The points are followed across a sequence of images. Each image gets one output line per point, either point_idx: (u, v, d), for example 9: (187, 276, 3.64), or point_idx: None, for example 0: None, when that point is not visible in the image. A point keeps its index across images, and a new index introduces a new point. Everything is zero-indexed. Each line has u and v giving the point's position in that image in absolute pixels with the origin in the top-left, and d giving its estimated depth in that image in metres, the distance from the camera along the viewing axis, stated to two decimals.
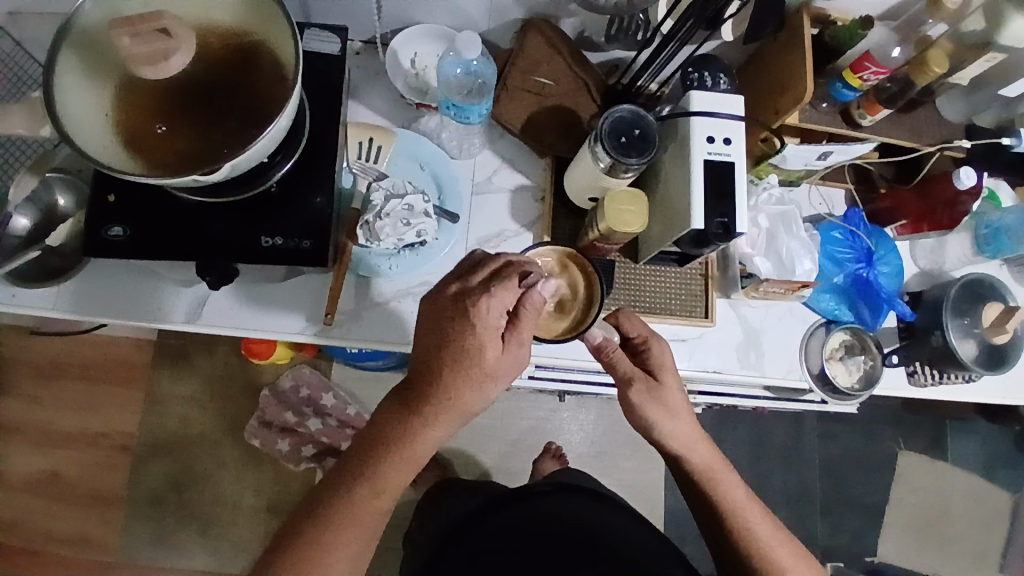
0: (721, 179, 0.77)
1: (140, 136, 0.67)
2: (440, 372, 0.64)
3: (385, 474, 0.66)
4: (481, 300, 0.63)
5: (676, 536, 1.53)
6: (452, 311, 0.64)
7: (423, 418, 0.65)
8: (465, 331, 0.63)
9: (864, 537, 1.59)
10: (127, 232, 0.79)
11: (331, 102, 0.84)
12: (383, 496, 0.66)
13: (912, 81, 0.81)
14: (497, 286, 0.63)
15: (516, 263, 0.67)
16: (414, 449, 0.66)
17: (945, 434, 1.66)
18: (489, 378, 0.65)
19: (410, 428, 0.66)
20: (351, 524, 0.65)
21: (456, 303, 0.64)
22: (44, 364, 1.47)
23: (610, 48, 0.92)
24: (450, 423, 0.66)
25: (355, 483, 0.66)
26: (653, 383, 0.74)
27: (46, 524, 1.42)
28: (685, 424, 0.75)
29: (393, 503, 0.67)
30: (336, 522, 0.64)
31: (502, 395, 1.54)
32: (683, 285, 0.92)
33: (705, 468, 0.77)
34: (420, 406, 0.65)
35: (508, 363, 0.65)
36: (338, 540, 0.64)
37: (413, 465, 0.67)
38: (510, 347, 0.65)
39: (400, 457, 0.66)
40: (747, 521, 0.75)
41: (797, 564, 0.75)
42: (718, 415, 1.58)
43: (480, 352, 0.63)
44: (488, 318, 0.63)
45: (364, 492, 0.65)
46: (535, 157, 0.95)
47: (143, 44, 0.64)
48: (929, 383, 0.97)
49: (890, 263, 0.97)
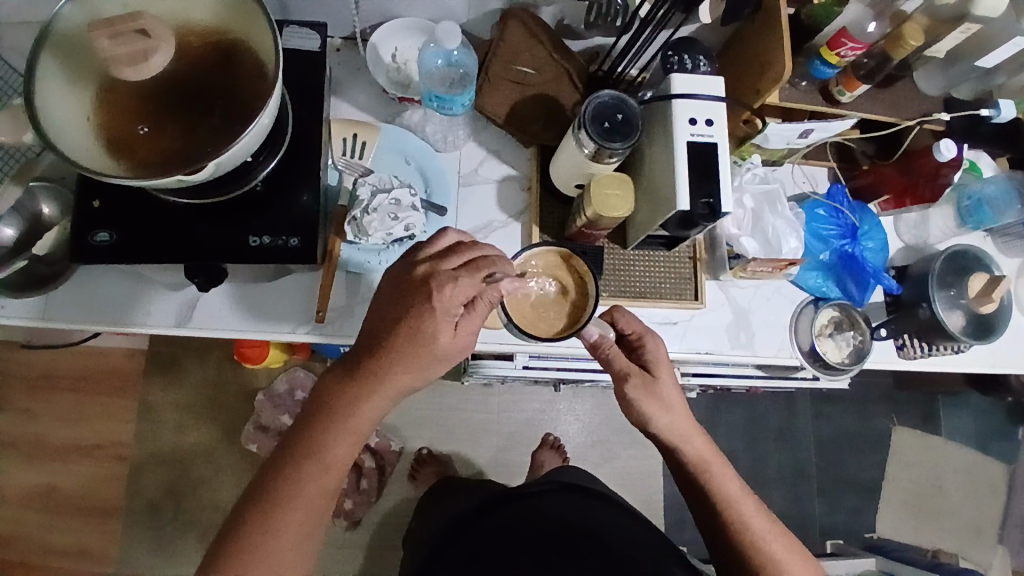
0: (705, 160, 0.77)
1: (123, 139, 0.67)
2: (389, 344, 0.64)
3: (331, 446, 0.65)
4: (444, 285, 0.64)
5: (675, 521, 1.54)
6: (412, 289, 0.65)
7: (369, 387, 0.65)
8: (422, 310, 0.64)
9: (861, 514, 1.60)
10: (113, 237, 0.78)
11: (313, 99, 0.84)
12: (331, 470, 0.65)
13: (889, 57, 0.82)
14: (463, 274, 0.64)
15: (487, 252, 0.67)
16: (359, 420, 0.66)
17: (937, 408, 1.68)
18: (436, 358, 0.65)
19: (355, 396, 0.65)
20: (302, 501, 0.64)
21: (422, 283, 0.64)
22: (36, 378, 1.46)
23: (590, 35, 0.93)
24: (393, 395, 0.66)
25: (304, 459, 0.64)
26: (648, 378, 0.75)
27: (45, 539, 1.40)
28: (682, 418, 0.76)
29: (339, 478, 0.66)
30: (286, 500, 0.63)
31: (497, 388, 1.55)
32: (671, 268, 0.92)
33: (699, 459, 0.77)
34: (368, 374, 0.65)
35: (460, 346, 0.66)
36: (284, 520, 0.63)
37: (360, 436, 0.67)
38: (462, 333, 0.65)
39: (345, 426, 0.65)
40: (742, 514, 0.75)
41: (792, 558, 0.74)
42: (712, 400, 1.59)
43: (433, 333, 0.64)
44: (448, 304, 0.64)
45: (313, 468, 0.64)
46: (519, 147, 0.96)
47: (123, 45, 0.64)
48: (918, 355, 0.98)
49: (875, 239, 0.99)
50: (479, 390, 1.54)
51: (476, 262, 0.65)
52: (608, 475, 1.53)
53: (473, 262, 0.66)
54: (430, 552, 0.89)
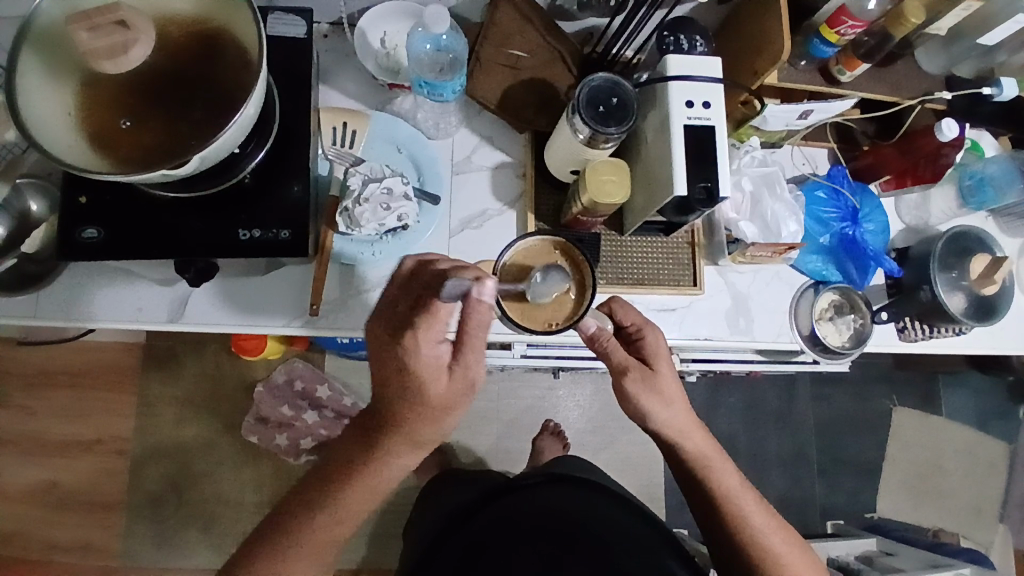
0: (702, 144, 0.76)
1: (105, 133, 0.65)
2: (394, 409, 0.63)
3: (343, 503, 0.67)
4: (408, 339, 0.60)
5: (676, 505, 1.54)
6: (391, 343, 0.61)
7: (382, 448, 0.66)
8: (405, 368, 0.61)
9: (861, 494, 1.61)
10: (101, 233, 0.77)
11: (301, 88, 0.82)
12: (343, 521, 0.68)
13: (889, 34, 0.80)
14: (420, 323, 0.59)
15: (445, 273, 0.60)
16: (372, 480, 0.67)
17: (937, 388, 1.68)
18: (439, 409, 0.63)
19: (372, 460, 0.66)
20: (309, 544, 0.67)
21: (391, 344, 0.61)
22: (34, 374, 1.45)
23: (583, 16, 0.90)
24: (410, 454, 0.66)
25: (315, 512, 0.67)
26: (648, 372, 0.74)
27: (49, 534, 1.40)
28: (680, 412, 0.75)
29: (353, 526, 0.69)
30: (297, 544, 0.67)
31: (497, 375, 1.54)
32: (670, 254, 0.91)
33: (698, 455, 0.76)
34: (380, 437, 0.66)
35: (458, 391, 0.63)
36: (293, 557, 0.67)
37: (374, 494, 0.68)
38: (458, 374, 0.62)
39: (360, 485, 0.67)
40: (742, 508, 0.75)
41: (791, 551, 0.75)
42: (712, 383, 1.58)
43: (423, 386, 0.61)
44: (425, 355, 0.60)
45: (324, 522, 0.67)
46: (512, 133, 0.94)
47: (102, 38, 0.62)
48: (918, 338, 0.97)
49: (875, 220, 0.97)
50: None
51: (431, 294, 0.59)
52: (609, 461, 1.53)
53: (428, 300, 0.59)
54: (426, 546, 0.88)
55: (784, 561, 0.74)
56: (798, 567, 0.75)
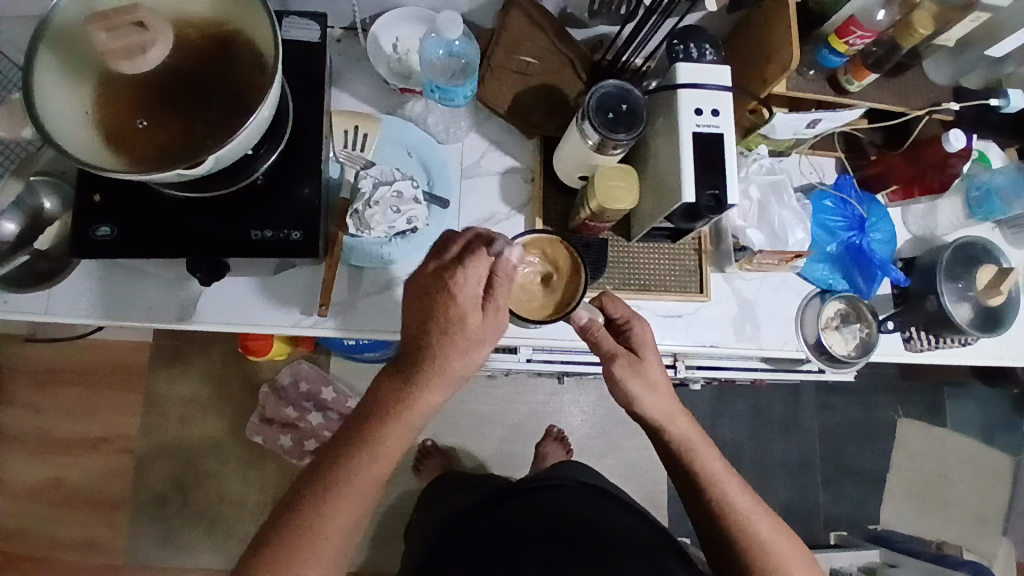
0: (710, 151, 0.76)
1: (120, 132, 0.66)
2: (430, 343, 0.64)
3: (382, 442, 0.65)
4: (456, 272, 0.63)
5: (678, 513, 1.53)
6: (436, 281, 0.64)
7: (417, 383, 0.65)
8: (446, 301, 0.64)
9: (865, 504, 1.60)
10: (115, 231, 0.78)
11: (315, 91, 0.83)
12: (381, 461, 0.65)
13: (897, 44, 0.81)
14: (470, 258, 0.63)
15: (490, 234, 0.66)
16: (405, 416, 0.65)
17: (942, 399, 1.67)
18: (472, 344, 0.65)
19: (406, 394, 0.65)
20: (350, 493, 0.64)
21: (436, 279, 0.64)
22: (42, 371, 1.46)
23: (593, 23, 0.91)
24: (444, 387, 0.66)
25: (354, 454, 0.65)
26: (635, 358, 0.74)
27: (52, 531, 1.41)
28: (666, 399, 0.75)
29: (391, 468, 0.67)
30: (338, 490, 0.64)
31: (501, 380, 1.54)
32: (676, 260, 0.91)
33: (683, 439, 0.76)
34: (414, 368, 0.65)
35: (490, 328, 0.65)
36: (335, 502, 0.63)
37: (411, 429, 0.66)
38: (492, 315, 0.65)
39: (396, 419, 0.65)
40: (726, 492, 0.75)
41: (777, 536, 0.74)
42: (716, 391, 1.58)
43: (460, 317, 0.64)
44: (466, 289, 0.63)
45: (364, 460, 0.65)
46: (522, 138, 0.95)
47: (119, 38, 0.63)
48: (924, 348, 0.98)
49: (882, 230, 0.97)
50: (483, 383, 1.54)
51: (477, 242, 0.65)
52: (612, 468, 1.53)
53: (477, 245, 0.64)
54: (432, 547, 0.90)
55: (769, 548, 0.73)
56: (784, 553, 0.74)
